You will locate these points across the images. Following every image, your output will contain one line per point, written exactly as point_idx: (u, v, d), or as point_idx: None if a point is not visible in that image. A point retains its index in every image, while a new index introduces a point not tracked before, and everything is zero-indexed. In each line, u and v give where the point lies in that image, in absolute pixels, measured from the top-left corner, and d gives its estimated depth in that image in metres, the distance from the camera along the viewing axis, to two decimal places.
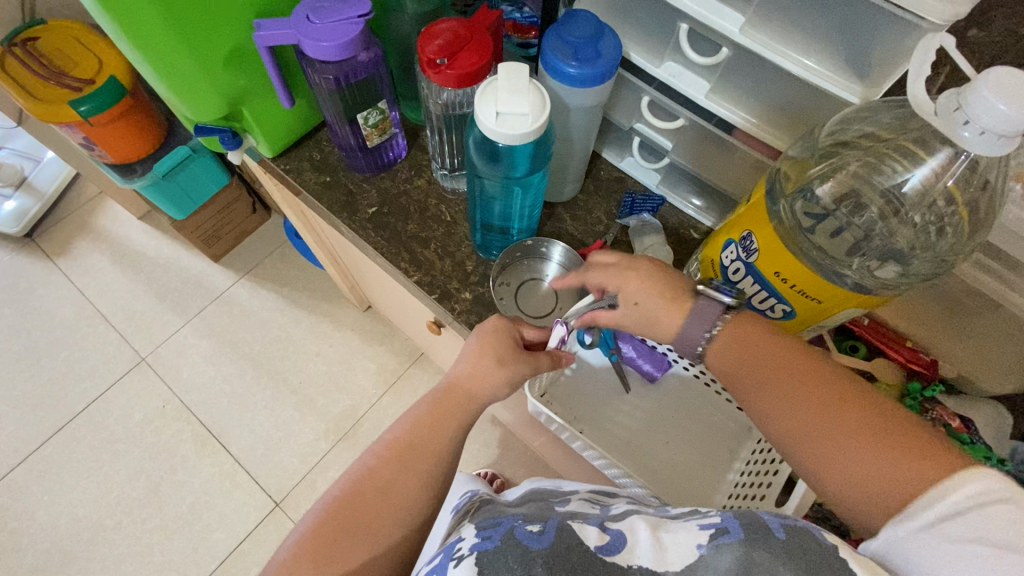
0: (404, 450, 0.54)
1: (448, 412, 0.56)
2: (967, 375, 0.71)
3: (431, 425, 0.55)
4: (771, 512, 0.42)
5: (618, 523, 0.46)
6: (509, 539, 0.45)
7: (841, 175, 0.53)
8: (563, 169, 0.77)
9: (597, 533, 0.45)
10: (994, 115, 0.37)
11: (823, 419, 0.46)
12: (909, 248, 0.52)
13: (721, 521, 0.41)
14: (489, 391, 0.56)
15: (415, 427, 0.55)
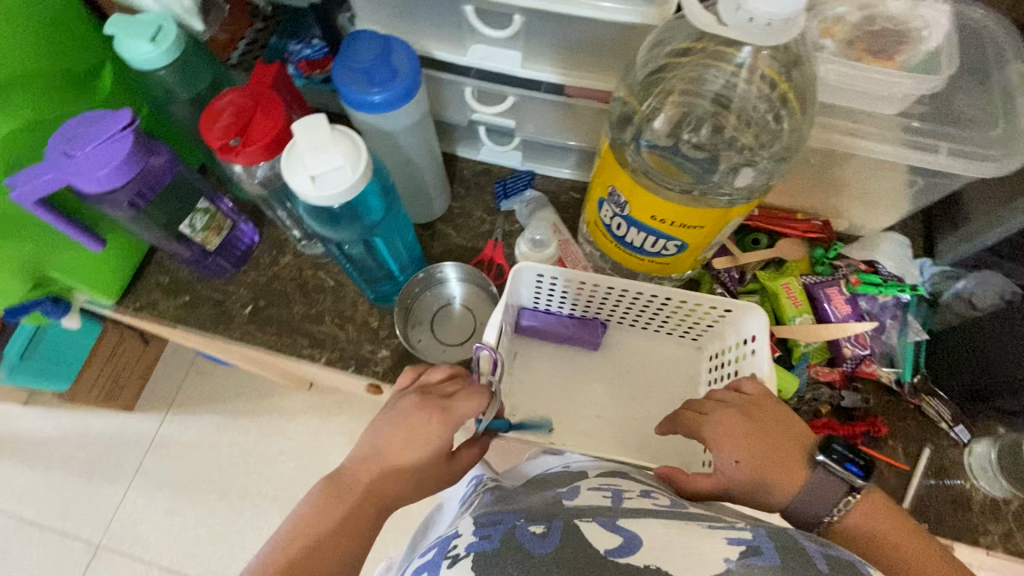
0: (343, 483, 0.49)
1: (422, 433, 0.50)
2: (857, 223, 0.75)
3: (412, 434, 0.51)
4: (805, 535, 0.40)
5: (632, 523, 0.41)
6: (510, 540, 0.40)
7: (670, 101, 0.53)
8: (423, 187, 0.73)
9: (608, 532, 0.40)
10: (770, 4, 0.36)
11: None
12: (758, 142, 0.53)
13: (753, 540, 0.37)
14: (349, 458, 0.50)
15: (387, 441, 0.50)
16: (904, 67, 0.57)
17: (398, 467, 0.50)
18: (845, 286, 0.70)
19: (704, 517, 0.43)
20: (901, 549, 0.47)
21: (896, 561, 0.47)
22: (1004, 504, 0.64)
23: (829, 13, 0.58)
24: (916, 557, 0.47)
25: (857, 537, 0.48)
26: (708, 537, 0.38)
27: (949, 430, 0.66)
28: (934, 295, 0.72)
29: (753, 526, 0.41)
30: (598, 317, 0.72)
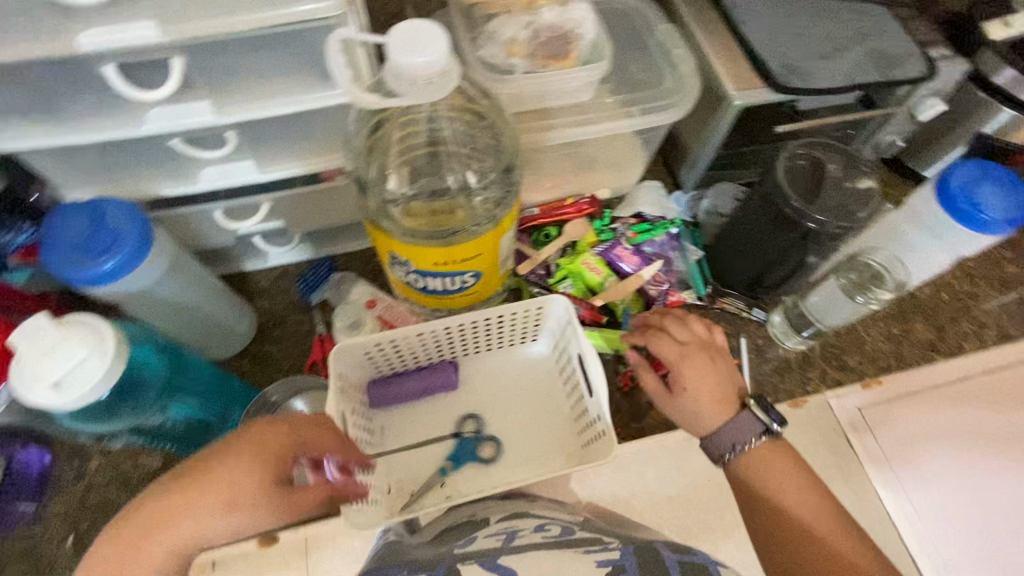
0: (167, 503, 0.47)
1: (264, 449, 0.48)
2: (617, 184, 0.86)
3: (246, 461, 0.48)
4: (668, 548, 0.48)
5: (513, 563, 0.43)
6: None
7: (393, 165, 0.58)
8: (218, 321, 0.68)
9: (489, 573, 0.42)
10: (422, 66, 0.41)
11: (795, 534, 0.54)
12: (483, 163, 0.60)
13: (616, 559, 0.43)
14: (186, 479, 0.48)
15: (225, 470, 0.47)
16: (579, 61, 0.67)
17: (209, 515, 0.47)
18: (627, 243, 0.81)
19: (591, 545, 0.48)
20: (792, 489, 0.56)
21: (781, 492, 0.56)
22: (809, 352, 0.78)
23: (505, 37, 0.67)
24: (805, 496, 0.56)
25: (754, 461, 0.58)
26: (580, 561, 0.43)
27: (750, 315, 0.79)
28: (693, 216, 0.86)
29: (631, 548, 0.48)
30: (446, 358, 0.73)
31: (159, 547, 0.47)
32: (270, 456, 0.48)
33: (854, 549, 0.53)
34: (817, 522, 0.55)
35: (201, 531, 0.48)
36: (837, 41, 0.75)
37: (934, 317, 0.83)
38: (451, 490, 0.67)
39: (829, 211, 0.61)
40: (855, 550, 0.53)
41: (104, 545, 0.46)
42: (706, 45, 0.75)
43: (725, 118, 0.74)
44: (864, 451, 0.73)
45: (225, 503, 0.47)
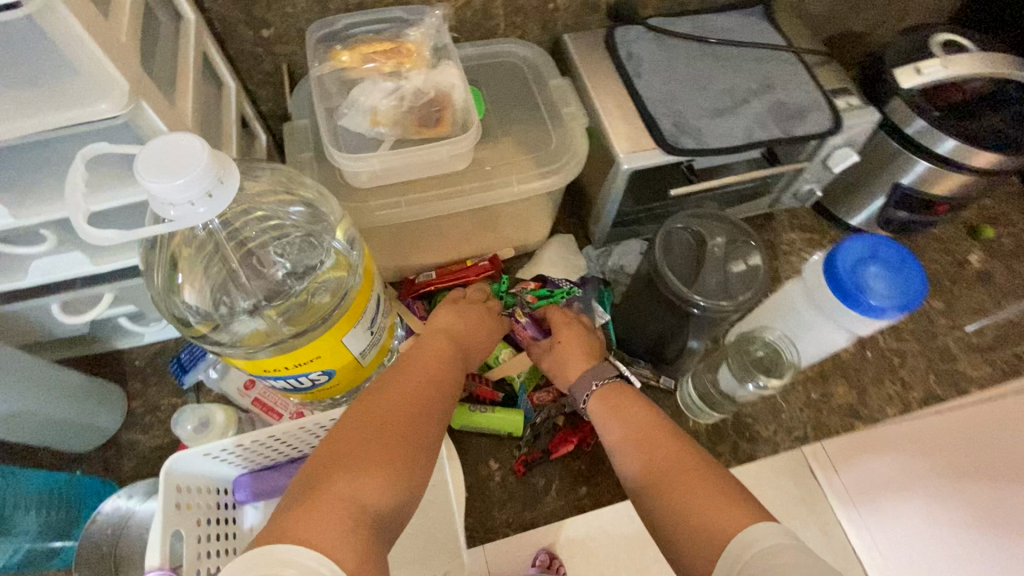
0: (339, 456, 0.43)
1: (435, 352, 0.55)
2: (521, 242, 0.82)
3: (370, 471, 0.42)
4: None
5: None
6: None
7: (188, 273, 0.49)
8: (67, 418, 0.63)
9: None
10: (180, 188, 0.36)
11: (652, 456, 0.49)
12: (312, 251, 0.53)
13: None
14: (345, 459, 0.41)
15: (361, 433, 0.44)
16: (452, 127, 0.63)
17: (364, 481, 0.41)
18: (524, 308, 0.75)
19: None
20: (639, 427, 0.52)
21: (628, 434, 0.52)
22: (720, 423, 0.73)
23: (367, 105, 0.62)
24: (648, 432, 0.51)
25: (601, 404, 0.57)
26: None
27: (659, 384, 0.74)
28: (603, 274, 0.81)
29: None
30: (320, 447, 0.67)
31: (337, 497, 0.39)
32: (427, 386, 0.50)
33: (692, 470, 0.46)
34: (654, 453, 0.49)
35: (394, 462, 0.43)
36: (738, 93, 0.70)
37: (856, 379, 0.78)
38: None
39: (711, 294, 0.56)
40: (699, 474, 0.45)
41: (288, 518, 0.38)
42: (598, 101, 0.70)
43: (617, 182, 0.69)
44: (831, 491, 0.72)
45: (388, 463, 0.43)
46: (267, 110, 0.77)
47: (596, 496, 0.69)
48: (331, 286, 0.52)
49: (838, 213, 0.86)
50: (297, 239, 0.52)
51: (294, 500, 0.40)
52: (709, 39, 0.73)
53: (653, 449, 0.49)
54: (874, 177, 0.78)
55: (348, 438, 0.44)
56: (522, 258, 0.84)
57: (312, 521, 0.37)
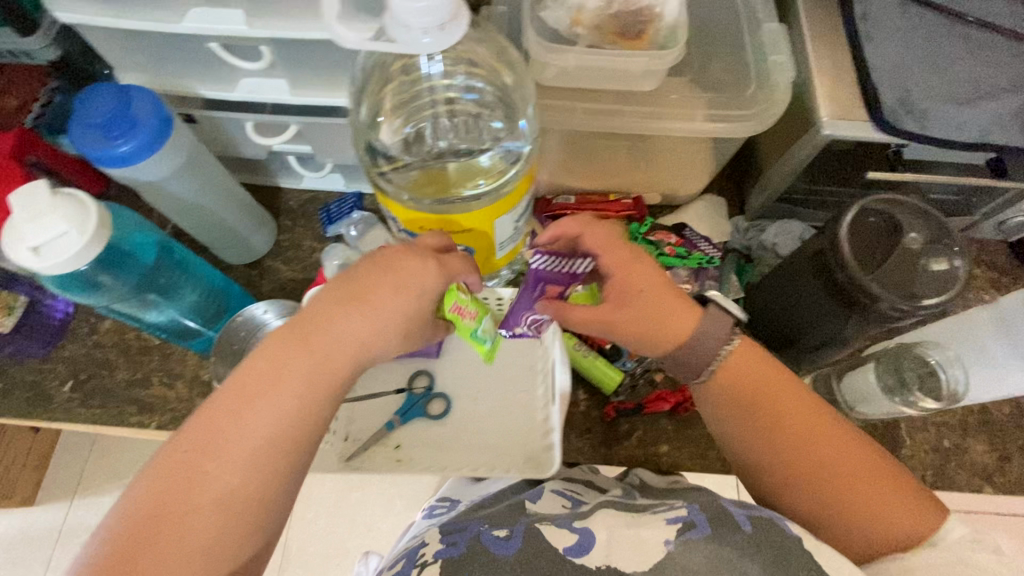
0: (251, 385, 0.41)
1: (384, 290, 0.44)
2: (672, 192, 0.78)
3: (303, 392, 0.41)
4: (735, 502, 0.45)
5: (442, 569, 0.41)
6: (475, 545, 0.44)
7: (388, 113, 0.52)
8: (232, 229, 0.70)
9: (563, 530, 0.44)
10: (418, 14, 0.37)
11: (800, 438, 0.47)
12: (498, 130, 0.53)
13: (687, 516, 0.43)
14: (280, 400, 0.41)
15: (252, 396, 0.40)
16: (653, 43, 0.60)
17: (272, 431, 0.40)
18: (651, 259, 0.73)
19: (650, 505, 0.48)
20: (791, 407, 0.48)
21: (773, 415, 0.48)
22: None
23: (573, 2, 0.60)
24: (800, 414, 0.47)
25: (725, 378, 0.50)
26: (653, 520, 0.43)
27: None
28: (747, 248, 0.76)
29: (688, 502, 0.47)
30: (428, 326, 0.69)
31: (238, 456, 0.39)
32: (326, 348, 0.43)
33: (860, 465, 0.45)
34: (813, 445, 0.46)
35: (241, 488, 0.39)
36: (984, 85, 0.60)
37: (1002, 442, 0.68)
38: (402, 454, 0.66)
39: (887, 288, 0.51)
40: (865, 468, 0.45)
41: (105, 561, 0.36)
42: (813, 56, 0.63)
43: (809, 147, 0.63)
44: None
45: (250, 462, 0.39)
46: None
47: (673, 459, 0.68)
48: (502, 166, 0.52)
49: None
50: (486, 116, 0.53)
51: (145, 491, 0.38)
52: (967, 16, 0.63)
53: (806, 439, 0.46)
54: None
55: (210, 430, 0.39)
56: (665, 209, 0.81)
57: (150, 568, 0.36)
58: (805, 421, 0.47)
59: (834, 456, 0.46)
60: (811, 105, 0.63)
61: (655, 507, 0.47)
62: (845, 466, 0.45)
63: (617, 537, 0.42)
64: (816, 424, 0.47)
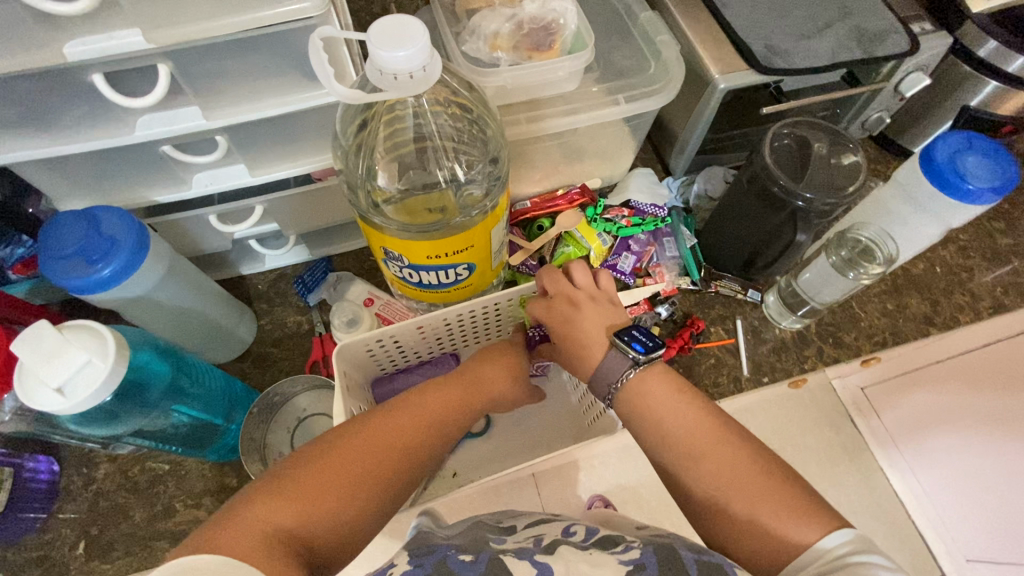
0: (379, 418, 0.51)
1: (506, 361, 0.63)
2: (608, 172, 0.87)
3: (410, 422, 0.52)
4: (687, 548, 0.46)
5: (548, 557, 0.44)
6: (442, 567, 0.44)
7: (379, 158, 0.56)
8: (218, 326, 0.69)
9: (520, 562, 0.44)
10: (404, 61, 0.41)
11: (712, 451, 0.50)
12: (471, 152, 0.58)
13: (639, 557, 0.44)
14: (398, 426, 0.51)
15: (418, 410, 0.54)
16: (563, 51, 0.68)
17: (388, 445, 0.49)
18: (613, 235, 0.82)
19: (609, 543, 0.49)
20: (685, 431, 0.51)
21: (671, 432, 0.51)
22: (804, 331, 0.79)
23: (488, 30, 0.67)
24: (695, 437, 0.50)
25: (625, 394, 0.55)
26: (606, 559, 0.44)
27: (746, 297, 0.79)
28: (685, 202, 0.87)
29: (645, 542, 0.48)
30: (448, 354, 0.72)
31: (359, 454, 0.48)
32: (472, 395, 0.59)
33: (747, 484, 0.47)
34: (710, 459, 0.49)
35: (385, 466, 0.48)
36: (819, 19, 0.75)
37: (928, 291, 0.83)
38: (462, 477, 0.71)
39: (818, 190, 0.62)
40: (753, 486, 0.47)
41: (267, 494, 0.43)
42: (688, 29, 0.75)
43: (710, 102, 0.75)
44: (869, 432, 0.75)
45: (394, 459, 0.49)
46: None
47: None
48: (487, 180, 0.57)
49: (903, 142, 0.90)
50: (463, 141, 0.57)
51: (325, 445, 0.48)
52: None
53: (705, 456, 0.49)
54: (942, 100, 0.83)
55: (381, 419, 0.51)
56: (605, 189, 0.89)
57: (297, 510, 0.43)
58: (716, 440, 0.50)
59: (736, 474, 0.48)
60: (701, 68, 0.75)
61: (614, 547, 0.48)
62: (750, 480, 0.47)
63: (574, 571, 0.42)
64: (729, 442, 0.50)
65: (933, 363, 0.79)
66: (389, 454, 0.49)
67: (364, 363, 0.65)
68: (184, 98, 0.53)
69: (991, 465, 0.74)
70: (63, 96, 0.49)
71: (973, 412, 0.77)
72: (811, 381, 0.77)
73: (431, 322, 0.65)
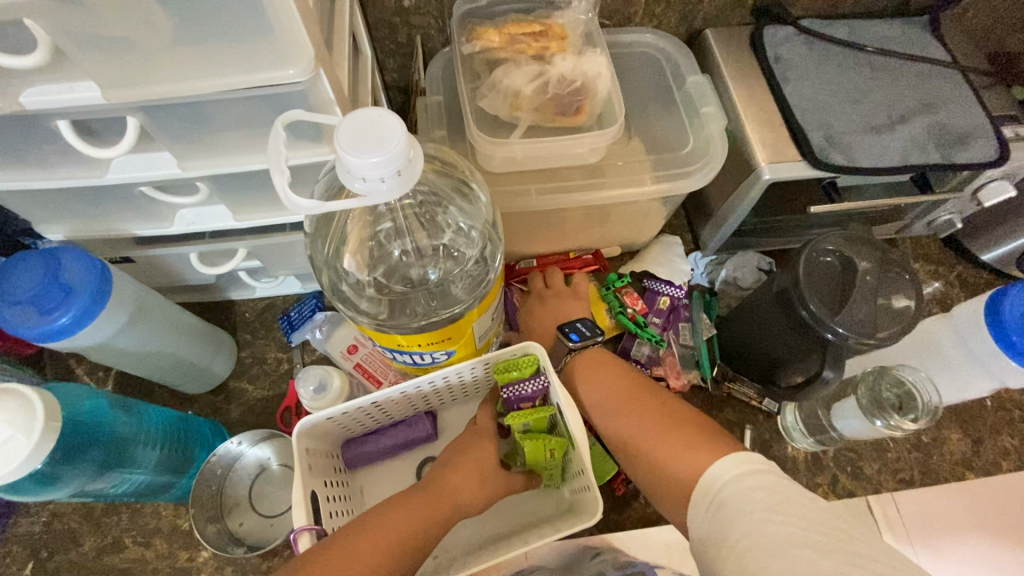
0: (385, 516, 0.49)
1: (473, 465, 0.55)
2: (629, 240, 0.80)
3: (412, 519, 0.49)
4: None
5: None
6: None
7: (349, 237, 0.50)
8: (187, 362, 0.66)
9: None
10: (375, 167, 0.35)
11: (639, 429, 0.53)
12: (461, 235, 0.52)
13: None
14: (405, 525, 0.49)
15: (386, 522, 0.48)
16: (593, 117, 0.61)
17: (393, 547, 0.47)
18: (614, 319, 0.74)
19: None
20: (619, 409, 0.56)
21: (615, 406, 0.57)
22: (820, 453, 0.70)
23: (510, 88, 0.59)
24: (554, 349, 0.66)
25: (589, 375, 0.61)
26: None
27: (761, 406, 0.70)
28: (711, 283, 0.79)
29: None
30: (421, 413, 0.68)
31: (359, 558, 0.45)
32: (438, 509, 0.51)
33: (642, 419, 0.54)
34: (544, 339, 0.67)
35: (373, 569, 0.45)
36: (895, 110, 0.65)
37: (973, 427, 0.73)
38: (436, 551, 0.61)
39: (857, 323, 0.53)
40: (635, 417, 0.55)
41: None
42: (738, 103, 0.66)
43: (752, 190, 0.66)
44: (881, 513, 0.68)
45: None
46: (391, 81, 0.74)
47: None
48: (472, 267, 0.51)
49: (972, 246, 0.79)
50: (444, 215, 0.51)
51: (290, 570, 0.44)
52: (865, 47, 0.68)
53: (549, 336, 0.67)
54: None
55: (386, 514, 0.49)
56: (624, 255, 0.82)
57: None
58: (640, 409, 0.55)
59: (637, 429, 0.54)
60: (746, 151, 0.66)
61: None
62: (646, 430, 0.53)
63: None
64: (634, 406, 0.56)
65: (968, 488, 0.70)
66: (390, 561, 0.46)
67: (324, 435, 0.61)
68: (158, 143, 0.50)
69: None
70: (30, 135, 0.46)
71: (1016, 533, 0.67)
72: None
73: (394, 391, 0.59)
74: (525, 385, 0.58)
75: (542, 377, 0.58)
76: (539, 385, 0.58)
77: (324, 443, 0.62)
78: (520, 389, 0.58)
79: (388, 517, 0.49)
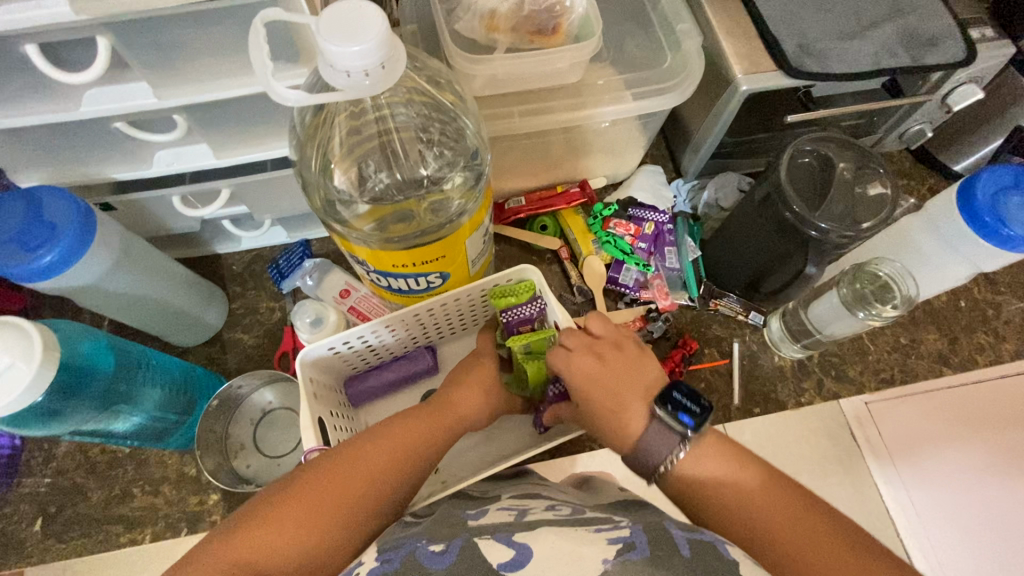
0: (393, 426, 0.50)
1: (476, 382, 0.57)
2: (613, 170, 0.80)
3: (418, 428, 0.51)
4: (676, 523, 0.43)
5: (528, 537, 0.40)
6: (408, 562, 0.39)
7: (336, 156, 0.50)
8: (178, 310, 0.65)
9: (501, 543, 0.40)
10: (356, 56, 0.35)
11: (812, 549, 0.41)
12: (449, 156, 0.52)
13: (629, 537, 0.40)
14: (412, 433, 0.50)
15: (393, 431, 0.50)
16: (569, 37, 0.61)
17: (400, 453, 0.48)
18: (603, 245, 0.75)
19: (591, 520, 0.44)
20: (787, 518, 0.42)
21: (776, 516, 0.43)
22: (806, 360, 0.73)
23: (484, 8, 0.59)
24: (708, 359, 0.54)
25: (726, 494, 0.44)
26: (591, 541, 0.39)
27: (747, 319, 0.73)
28: (694, 208, 0.80)
29: (633, 521, 0.43)
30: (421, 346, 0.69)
31: (367, 461, 0.47)
32: (443, 419, 0.53)
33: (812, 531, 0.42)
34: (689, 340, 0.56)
35: (380, 471, 0.47)
36: (865, 16, 0.66)
37: (948, 327, 0.76)
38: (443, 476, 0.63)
39: (836, 219, 0.56)
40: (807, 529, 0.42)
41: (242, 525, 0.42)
42: (712, 18, 0.66)
43: (730, 105, 0.67)
44: (867, 444, 0.70)
45: (360, 486, 0.46)
46: None
47: None
48: (462, 186, 0.51)
49: (942, 157, 0.82)
50: (431, 135, 0.52)
51: (303, 471, 0.46)
52: None
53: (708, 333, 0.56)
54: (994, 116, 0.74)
55: (394, 423, 0.51)
56: (608, 188, 0.82)
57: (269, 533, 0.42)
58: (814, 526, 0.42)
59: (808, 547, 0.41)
60: (723, 66, 0.66)
61: (597, 524, 0.43)
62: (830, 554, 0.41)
63: (557, 554, 0.38)
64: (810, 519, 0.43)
65: (945, 390, 0.73)
66: (398, 466, 0.48)
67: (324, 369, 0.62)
68: (131, 73, 0.48)
69: (995, 484, 0.69)
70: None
71: (990, 432, 0.71)
72: (810, 415, 0.71)
73: (393, 318, 0.60)
74: (523, 308, 0.59)
75: (539, 300, 0.60)
76: (537, 307, 0.60)
77: (324, 377, 0.63)
78: (519, 313, 0.59)
79: (396, 427, 0.50)
